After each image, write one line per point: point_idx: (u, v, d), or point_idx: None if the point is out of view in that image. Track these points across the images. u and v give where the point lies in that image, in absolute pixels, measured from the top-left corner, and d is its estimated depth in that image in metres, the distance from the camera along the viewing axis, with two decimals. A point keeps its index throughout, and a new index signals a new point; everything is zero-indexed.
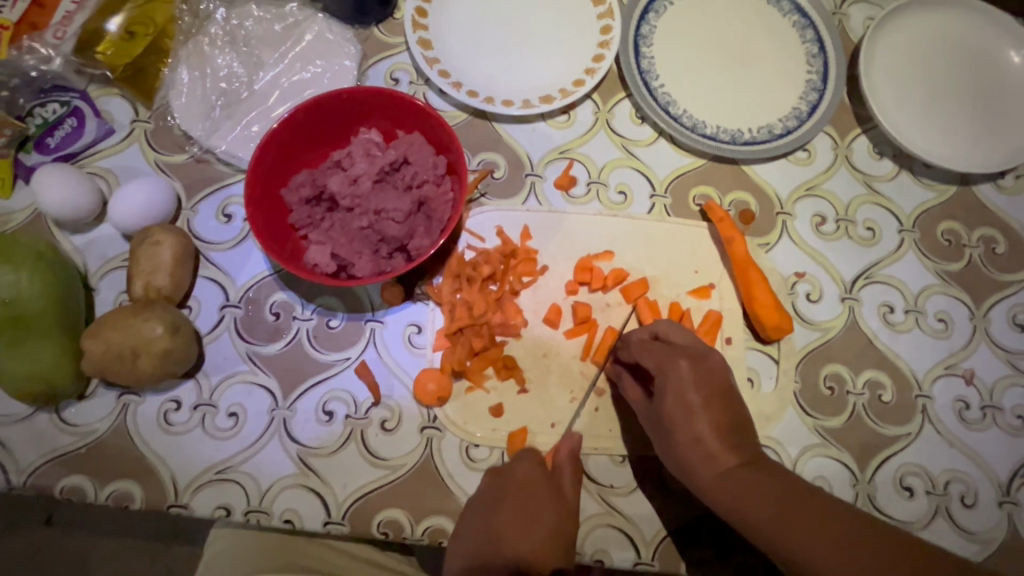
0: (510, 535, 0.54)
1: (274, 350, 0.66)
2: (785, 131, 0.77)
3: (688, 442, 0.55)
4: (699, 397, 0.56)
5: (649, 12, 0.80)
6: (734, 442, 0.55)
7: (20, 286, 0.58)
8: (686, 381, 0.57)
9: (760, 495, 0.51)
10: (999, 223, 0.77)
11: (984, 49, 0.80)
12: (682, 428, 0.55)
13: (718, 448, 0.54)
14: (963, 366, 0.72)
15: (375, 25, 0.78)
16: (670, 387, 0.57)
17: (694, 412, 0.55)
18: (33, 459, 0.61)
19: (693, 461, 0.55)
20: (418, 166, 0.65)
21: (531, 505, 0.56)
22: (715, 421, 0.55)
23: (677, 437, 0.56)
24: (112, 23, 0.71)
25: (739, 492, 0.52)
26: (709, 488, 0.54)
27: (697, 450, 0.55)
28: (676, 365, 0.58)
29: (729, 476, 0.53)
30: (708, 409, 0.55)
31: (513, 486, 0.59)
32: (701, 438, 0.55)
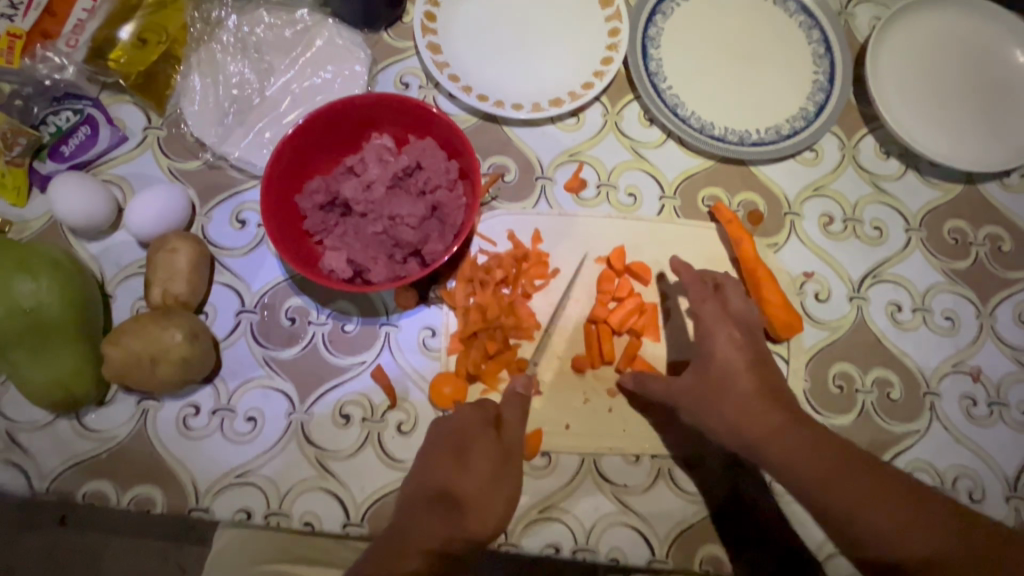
0: (446, 474, 0.58)
1: (290, 355, 0.67)
2: (792, 132, 0.78)
3: (740, 406, 0.56)
4: (742, 358, 0.58)
5: (657, 14, 0.81)
6: (775, 402, 0.57)
7: (40, 294, 0.58)
8: (728, 346, 0.59)
9: (816, 456, 0.54)
10: (1005, 221, 0.78)
11: (990, 48, 0.81)
12: (729, 392, 0.57)
13: (765, 408, 0.56)
14: (969, 363, 0.72)
15: (384, 29, 0.78)
16: (718, 355, 0.59)
17: (738, 372, 0.58)
18: (56, 465, 0.62)
19: (746, 425, 0.56)
20: (431, 171, 0.65)
21: (464, 446, 0.59)
22: (759, 383, 0.58)
23: (727, 400, 0.57)
24: (124, 30, 0.71)
25: (796, 450, 0.54)
26: (766, 448, 0.55)
27: (746, 412, 0.56)
28: (723, 330, 0.60)
29: (775, 434, 0.55)
30: (748, 372, 0.58)
31: (450, 428, 0.61)
32: (747, 398, 0.56)
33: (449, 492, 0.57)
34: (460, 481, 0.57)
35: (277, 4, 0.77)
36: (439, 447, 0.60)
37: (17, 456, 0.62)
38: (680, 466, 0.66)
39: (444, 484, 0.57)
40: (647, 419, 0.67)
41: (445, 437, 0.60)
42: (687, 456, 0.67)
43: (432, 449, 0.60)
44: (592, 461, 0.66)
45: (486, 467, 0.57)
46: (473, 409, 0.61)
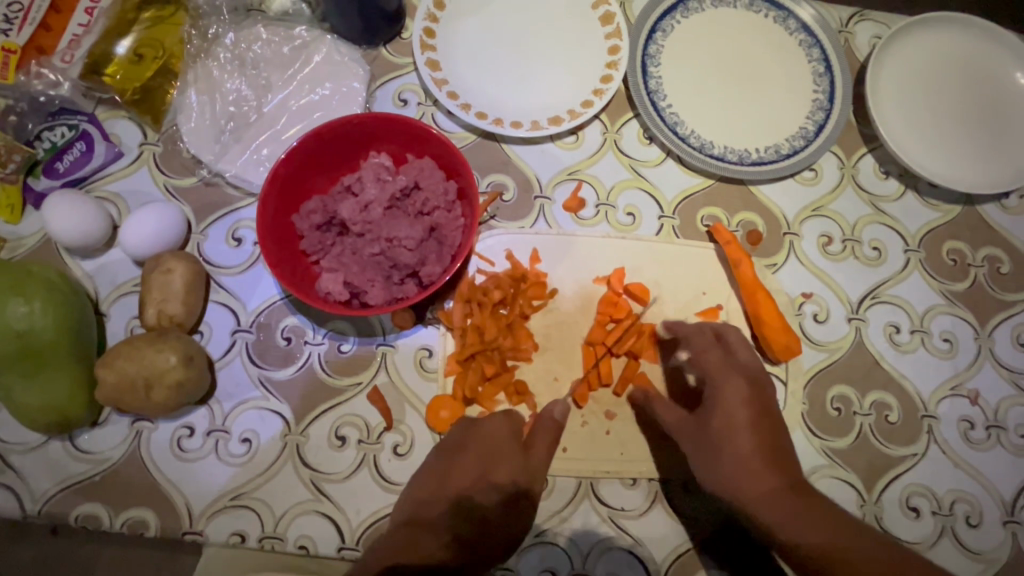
0: (468, 482, 0.60)
1: (286, 376, 0.66)
2: (792, 151, 0.77)
3: (736, 460, 0.55)
4: (747, 416, 0.57)
5: (656, 32, 0.81)
6: (780, 466, 0.55)
7: (33, 317, 0.57)
8: (737, 401, 0.58)
9: (811, 519, 0.52)
10: (1003, 242, 0.78)
11: (990, 68, 0.81)
12: (727, 447, 0.56)
13: (766, 470, 0.55)
14: (967, 386, 0.72)
15: (383, 45, 0.78)
16: (722, 407, 0.58)
17: (738, 428, 0.57)
18: (48, 487, 0.61)
19: (744, 486, 0.54)
20: (429, 192, 0.65)
21: (492, 458, 0.60)
22: (765, 444, 0.56)
23: (724, 455, 0.56)
24: (120, 45, 0.71)
25: (790, 515, 0.52)
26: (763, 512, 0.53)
27: (747, 474, 0.55)
28: (732, 382, 0.59)
29: (773, 500, 0.53)
30: (754, 432, 0.56)
31: (481, 434, 0.62)
32: (750, 461, 0.55)
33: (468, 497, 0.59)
34: (480, 489, 0.60)
35: (275, 19, 0.76)
36: (465, 453, 0.61)
37: (9, 478, 0.61)
38: (678, 489, 0.66)
39: (461, 489, 0.60)
40: (645, 441, 0.67)
41: (468, 445, 0.62)
42: (685, 479, 0.66)
43: (454, 452, 0.62)
44: (589, 484, 0.66)
45: (507, 481, 0.60)
46: (503, 421, 0.63)
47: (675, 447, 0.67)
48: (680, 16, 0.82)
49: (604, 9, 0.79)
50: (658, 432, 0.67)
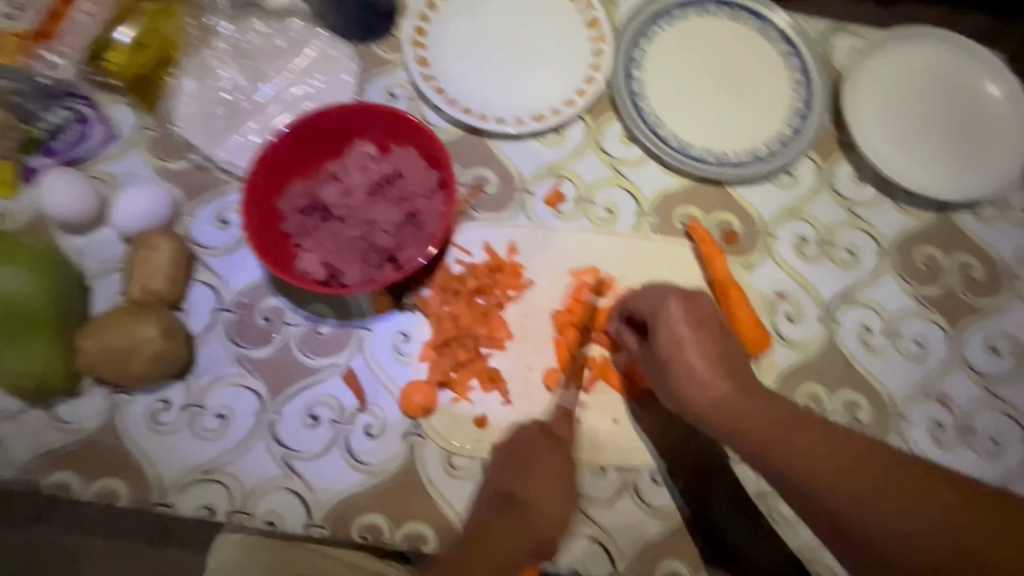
0: (511, 481, 0.62)
1: (263, 355, 0.68)
2: (769, 155, 0.79)
3: (681, 374, 0.55)
4: (692, 334, 0.56)
5: (640, 37, 0.83)
6: (733, 380, 0.55)
7: (19, 284, 0.59)
8: (676, 321, 0.57)
9: (762, 418, 0.54)
10: (976, 249, 0.79)
11: (965, 82, 0.83)
12: (674, 360, 0.56)
13: (710, 378, 0.55)
14: (938, 389, 0.73)
15: (375, 42, 0.81)
16: (663, 326, 0.57)
17: (684, 344, 0.56)
18: (24, 454, 0.62)
19: (702, 405, 0.55)
20: (410, 179, 0.68)
21: (526, 455, 0.64)
22: (711, 353, 0.56)
23: (672, 371, 0.56)
24: (121, 33, 0.73)
25: (738, 416, 0.54)
26: (730, 432, 0.54)
27: (699, 391, 0.55)
28: (665, 303, 0.58)
29: (722, 404, 0.54)
30: (701, 348, 0.56)
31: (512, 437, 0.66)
32: (695, 371, 0.55)
33: (513, 497, 0.61)
34: (519, 485, 0.62)
35: (272, 14, 0.79)
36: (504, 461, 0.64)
37: None
38: (646, 480, 0.66)
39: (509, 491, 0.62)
40: (615, 431, 0.68)
41: (501, 446, 0.66)
42: (653, 471, 0.67)
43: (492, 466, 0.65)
44: None
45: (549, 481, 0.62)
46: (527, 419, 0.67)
47: (644, 438, 0.68)
48: (664, 24, 0.85)
49: (590, 14, 0.82)
50: (628, 422, 0.68)
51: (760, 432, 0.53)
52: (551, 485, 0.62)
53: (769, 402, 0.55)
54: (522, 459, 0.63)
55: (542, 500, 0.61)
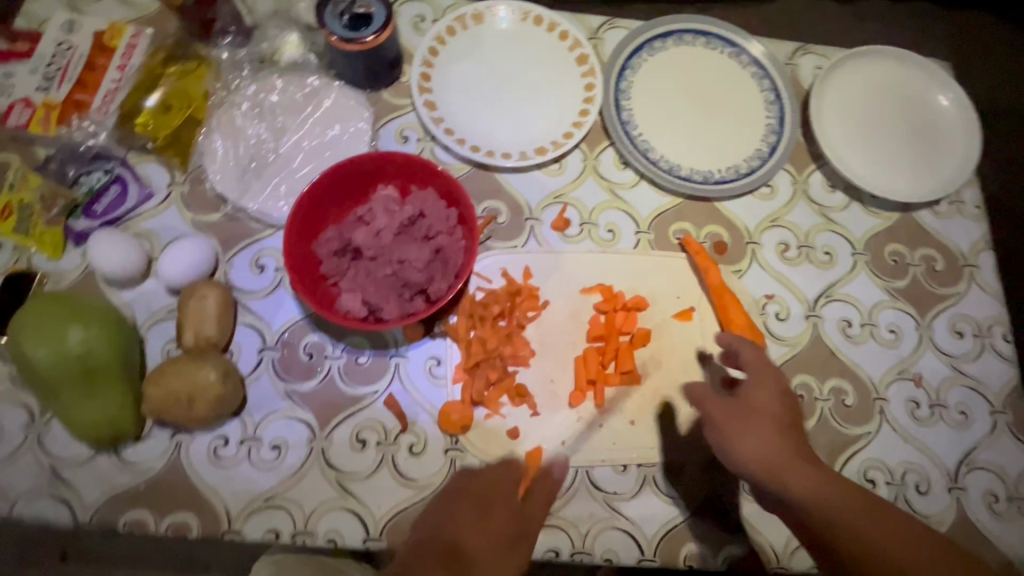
0: (460, 534, 0.64)
1: (309, 387, 0.74)
2: (749, 170, 0.88)
3: (767, 435, 0.65)
4: (775, 403, 0.68)
5: (626, 69, 0.91)
6: (795, 439, 0.67)
7: (91, 341, 0.64)
8: (771, 390, 0.69)
9: (822, 484, 0.63)
10: (937, 243, 0.89)
11: (917, 93, 0.93)
12: (762, 422, 0.66)
13: (784, 442, 0.65)
14: (912, 370, 0.82)
15: (384, 88, 0.87)
16: (758, 395, 0.68)
17: (770, 414, 0.67)
18: (97, 497, 0.68)
19: (767, 451, 0.65)
20: (433, 219, 0.74)
21: (485, 503, 0.67)
22: (784, 425, 0.67)
23: (759, 430, 0.66)
24: (150, 99, 0.80)
25: (806, 478, 0.63)
26: (782, 477, 0.63)
27: (773, 443, 0.65)
28: (766, 376, 0.69)
29: (791, 462, 0.64)
30: (778, 412, 0.67)
31: (477, 480, 0.70)
32: (773, 431, 0.66)
33: (459, 548, 0.62)
34: (472, 537, 0.64)
35: (287, 69, 0.85)
36: (461, 505, 0.67)
37: (61, 490, 0.67)
38: (664, 472, 0.74)
39: (458, 537, 0.64)
40: (634, 430, 0.75)
41: (462, 487, 0.69)
42: (669, 464, 0.75)
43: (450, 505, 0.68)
44: (585, 472, 0.74)
45: (505, 525, 0.66)
46: (502, 467, 0.72)
47: (659, 435, 0.76)
48: (646, 55, 0.93)
49: (579, 51, 0.90)
50: (643, 423, 0.76)
51: (820, 493, 0.62)
52: (501, 542, 0.64)
53: (822, 465, 0.65)
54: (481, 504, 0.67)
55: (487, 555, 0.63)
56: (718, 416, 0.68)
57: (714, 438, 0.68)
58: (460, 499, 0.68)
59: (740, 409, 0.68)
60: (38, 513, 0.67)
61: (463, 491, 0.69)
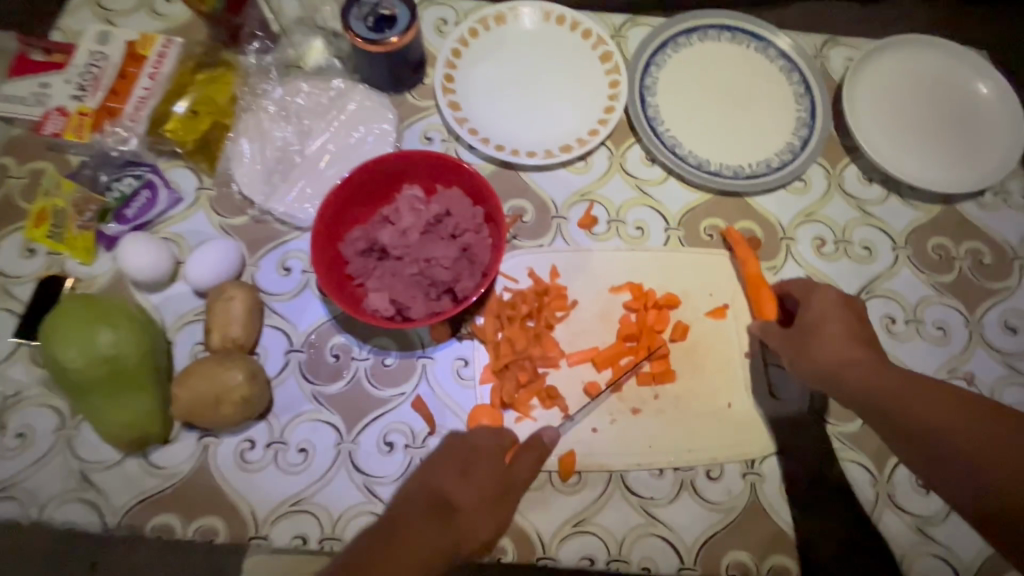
0: (449, 489, 0.62)
1: (336, 390, 0.73)
2: (781, 164, 0.86)
3: (824, 340, 0.65)
4: (836, 311, 0.67)
5: (651, 66, 0.90)
6: (863, 342, 0.65)
7: (119, 343, 0.63)
8: (829, 301, 0.68)
9: (883, 376, 0.61)
10: (984, 236, 0.85)
11: (955, 82, 0.89)
12: (818, 330, 0.66)
13: (843, 345, 0.64)
14: (963, 369, 0.78)
15: (407, 91, 0.87)
16: (813, 309, 0.69)
17: (828, 322, 0.67)
18: (126, 500, 0.67)
19: (830, 358, 0.64)
20: (459, 216, 0.73)
21: (470, 463, 0.64)
22: (848, 331, 0.66)
23: (815, 338, 0.66)
24: (179, 105, 0.80)
25: (869, 374, 0.62)
26: (842, 375, 0.63)
27: (831, 348, 0.65)
28: (823, 292, 0.69)
29: (849, 363, 0.63)
30: (839, 322, 0.66)
31: (462, 442, 0.66)
32: (831, 334, 0.65)
33: (442, 503, 0.61)
34: (454, 491, 0.62)
35: (311, 74, 0.86)
36: (445, 465, 0.64)
37: (91, 494, 0.67)
38: (703, 476, 0.71)
39: (442, 496, 0.61)
40: (669, 432, 0.73)
41: (450, 451, 0.66)
42: (707, 467, 0.72)
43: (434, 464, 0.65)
44: (619, 476, 0.71)
45: (489, 480, 0.63)
46: (489, 432, 0.67)
47: (696, 437, 0.73)
48: (671, 51, 0.92)
49: (603, 49, 0.89)
50: (679, 425, 0.73)
51: (884, 385, 0.61)
52: (486, 495, 0.62)
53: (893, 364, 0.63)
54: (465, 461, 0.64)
55: (472, 509, 0.61)
56: (777, 337, 0.71)
57: (785, 360, 0.70)
58: (445, 459, 0.65)
59: (802, 328, 0.69)
60: (68, 517, 0.66)
61: (450, 454, 0.65)
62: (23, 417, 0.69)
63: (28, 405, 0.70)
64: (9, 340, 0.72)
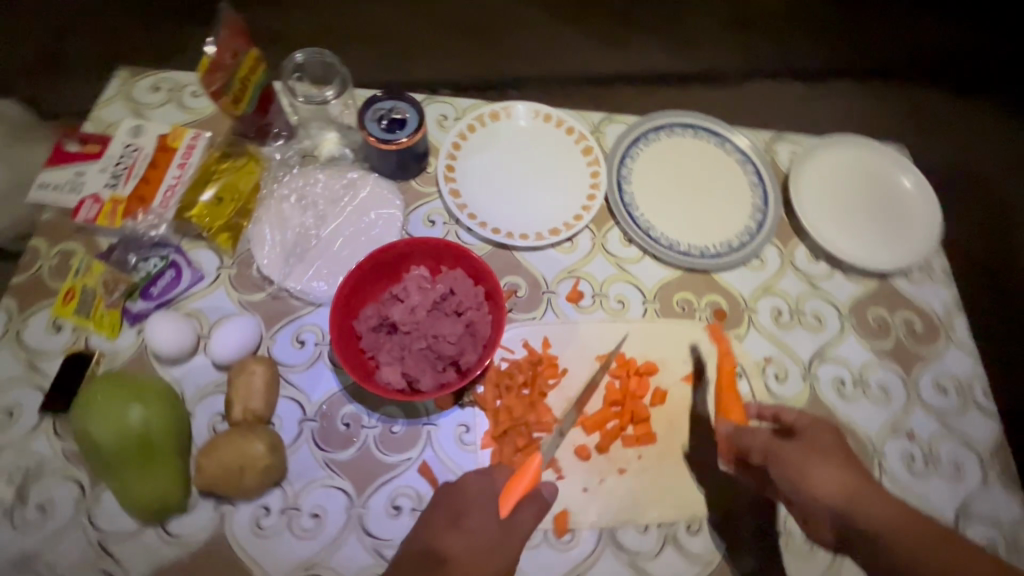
0: (441, 539, 0.68)
1: (347, 456, 0.78)
2: (740, 245, 1.00)
3: (824, 470, 0.67)
4: (828, 441, 0.70)
5: (626, 158, 1.03)
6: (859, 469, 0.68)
7: (149, 419, 0.69)
8: (821, 433, 0.71)
9: (892, 512, 0.63)
10: (914, 307, 0.98)
11: (883, 173, 1.05)
12: (816, 462, 0.68)
13: (843, 477, 0.66)
14: (904, 426, 0.89)
15: (412, 178, 0.98)
16: (810, 431, 0.72)
17: (813, 451, 0.69)
18: (145, 570, 0.70)
19: (837, 483, 0.66)
20: (462, 295, 0.82)
21: (459, 509, 0.70)
22: (840, 463, 0.68)
23: (814, 470, 0.67)
24: (206, 193, 0.88)
25: (877, 510, 0.63)
26: (857, 515, 0.64)
27: (834, 481, 0.66)
28: (821, 425, 0.72)
29: (856, 495, 0.65)
30: (834, 450, 0.70)
31: (453, 489, 0.72)
32: (833, 467, 0.67)
33: (435, 552, 0.68)
34: (446, 540, 0.68)
35: (326, 163, 0.96)
36: (438, 515, 0.71)
37: (110, 564, 0.70)
38: (683, 531, 0.79)
39: (435, 543, 0.69)
40: (652, 490, 0.80)
41: (445, 500, 0.72)
42: (687, 522, 0.79)
43: (430, 512, 0.72)
44: (609, 532, 0.78)
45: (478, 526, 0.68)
46: (477, 477, 0.72)
47: (677, 493, 0.80)
48: (643, 145, 1.05)
49: (584, 144, 1.03)
50: (661, 482, 0.81)
51: (891, 520, 0.62)
52: (481, 542, 0.67)
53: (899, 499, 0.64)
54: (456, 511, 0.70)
55: (463, 558, 0.66)
56: (789, 448, 0.70)
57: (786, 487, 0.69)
58: (440, 506, 0.72)
59: (804, 444, 0.70)
60: None
61: (444, 500, 0.72)
62: (45, 489, 0.73)
63: (50, 478, 0.73)
64: (34, 414, 0.76)
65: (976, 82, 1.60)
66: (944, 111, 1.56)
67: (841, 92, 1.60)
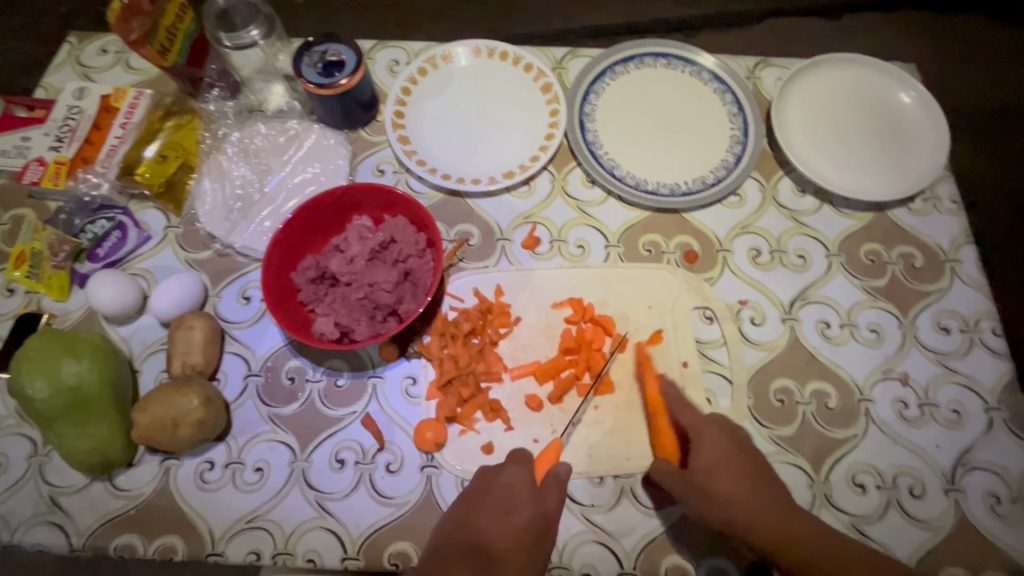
0: (487, 533, 0.63)
1: (291, 410, 0.77)
2: (716, 180, 0.89)
3: (723, 500, 0.66)
4: (722, 452, 0.68)
5: (590, 94, 0.95)
6: (755, 483, 0.67)
7: (82, 374, 0.69)
8: (714, 443, 0.69)
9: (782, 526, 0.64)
10: (915, 240, 0.88)
11: (881, 93, 0.94)
12: (713, 487, 0.66)
13: (738, 498, 0.66)
14: (897, 370, 0.81)
15: (361, 127, 0.94)
16: (701, 451, 0.68)
17: (712, 472, 0.67)
18: (91, 522, 0.71)
19: (736, 513, 0.65)
20: (403, 243, 0.77)
21: (507, 504, 0.65)
22: (736, 476, 0.67)
23: (716, 497, 0.66)
24: (149, 150, 0.87)
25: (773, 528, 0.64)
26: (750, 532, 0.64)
27: (732, 506, 0.65)
28: (709, 431, 0.70)
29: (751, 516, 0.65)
30: (728, 463, 0.68)
31: (498, 484, 0.67)
32: (727, 491, 0.66)
33: (484, 551, 0.61)
34: (495, 536, 0.62)
35: (272, 116, 0.92)
36: (485, 505, 0.65)
37: (58, 517, 0.71)
38: (642, 482, 0.74)
39: (479, 539, 0.62)
40: (607, 439, 0.76)
41: (490, 491, 0.67)
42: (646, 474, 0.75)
43: (471, 506, 0.66)
44: None
45: (528, 522, 0.64)
46: (518, 467, 0.68)
47: (634, 444, 0.75)
48: (609, 79, 0.97)
49: (543, 80, 0.95)
50: (618, 433, 0.76)
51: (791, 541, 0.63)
52: (523, 539, 0.63)
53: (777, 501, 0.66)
54: (504, 503, 0.65)
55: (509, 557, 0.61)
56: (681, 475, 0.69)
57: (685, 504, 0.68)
58: (483, 499, 0.66)
59: (697, 465, 0.68)
60: (37, 540, 0.70)
61: (488, 493, 0.66)
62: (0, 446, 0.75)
63: (4, 436, 0.75)
64: None
65: (993, 15, 1.49)
66: (951, 50, 1.46)
67: (845, 33, 1.50)
